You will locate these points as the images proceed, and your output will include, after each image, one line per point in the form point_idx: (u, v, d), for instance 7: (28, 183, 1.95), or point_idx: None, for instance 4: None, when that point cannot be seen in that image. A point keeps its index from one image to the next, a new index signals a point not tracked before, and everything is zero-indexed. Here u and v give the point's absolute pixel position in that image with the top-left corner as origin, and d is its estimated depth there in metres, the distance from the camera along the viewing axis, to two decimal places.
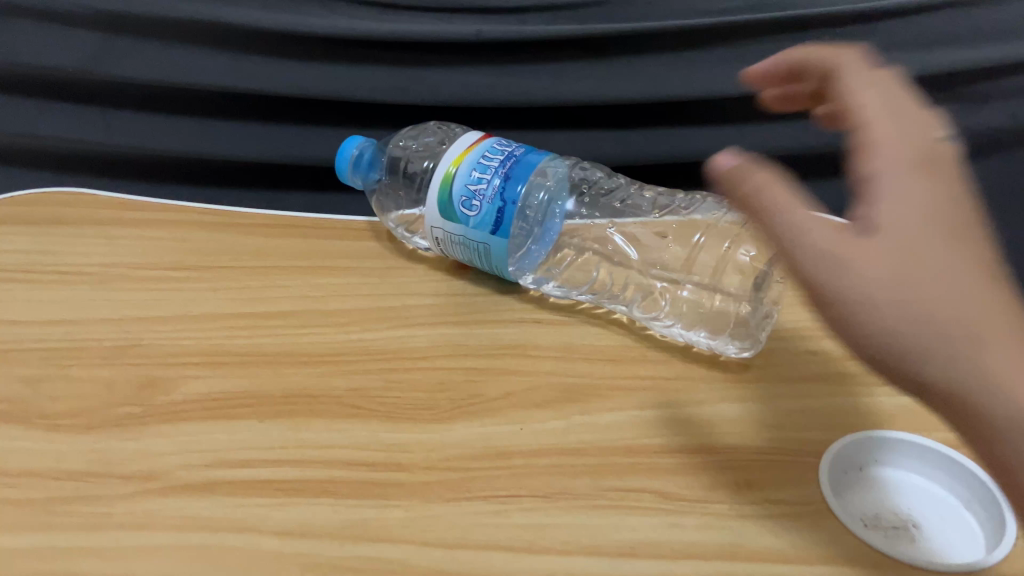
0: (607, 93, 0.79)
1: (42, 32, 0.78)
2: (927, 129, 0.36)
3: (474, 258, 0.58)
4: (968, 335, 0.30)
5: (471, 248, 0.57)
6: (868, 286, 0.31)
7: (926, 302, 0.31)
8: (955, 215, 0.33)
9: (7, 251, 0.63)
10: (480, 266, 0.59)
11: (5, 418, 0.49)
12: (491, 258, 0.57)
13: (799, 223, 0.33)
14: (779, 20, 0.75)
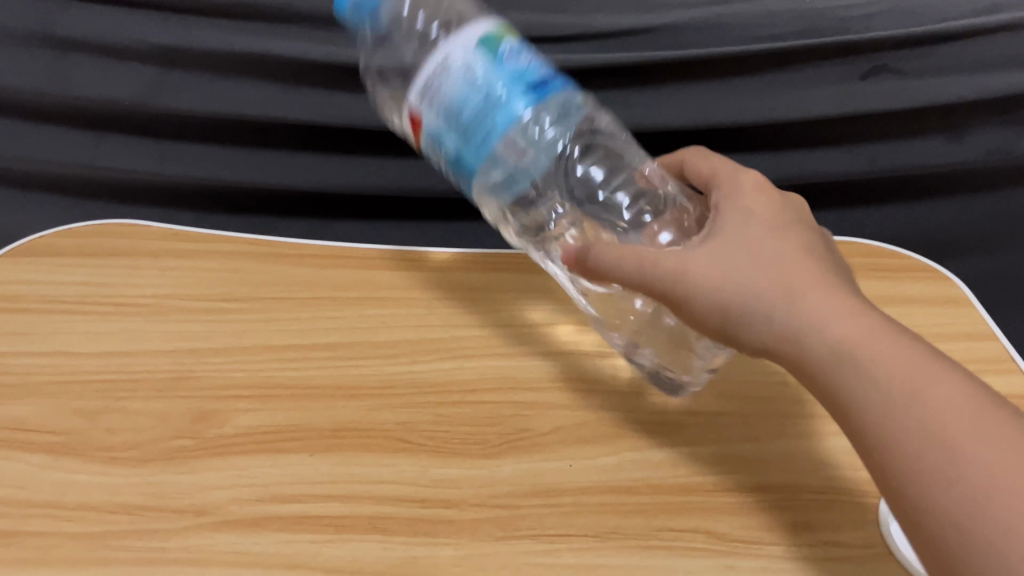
0: (655, 119, 0.78)
1: (99, 67, 0.81)
2: (740, 169, 0.50)
3: (450, 129, 0.47)
4: (782, 291, 0.40)
5: (473, 91, 0.46)
6: (701, 277, 0.42)
7: (748, 278, 0.42)
8: (766, 215, 0.45)
9: (63, 282, 0.64)
10: (452, 128, 0.47)
11: (63, 450, 0.50)
12: (485, 120, 0.45)
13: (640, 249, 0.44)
14: (830, 46, 0.74)
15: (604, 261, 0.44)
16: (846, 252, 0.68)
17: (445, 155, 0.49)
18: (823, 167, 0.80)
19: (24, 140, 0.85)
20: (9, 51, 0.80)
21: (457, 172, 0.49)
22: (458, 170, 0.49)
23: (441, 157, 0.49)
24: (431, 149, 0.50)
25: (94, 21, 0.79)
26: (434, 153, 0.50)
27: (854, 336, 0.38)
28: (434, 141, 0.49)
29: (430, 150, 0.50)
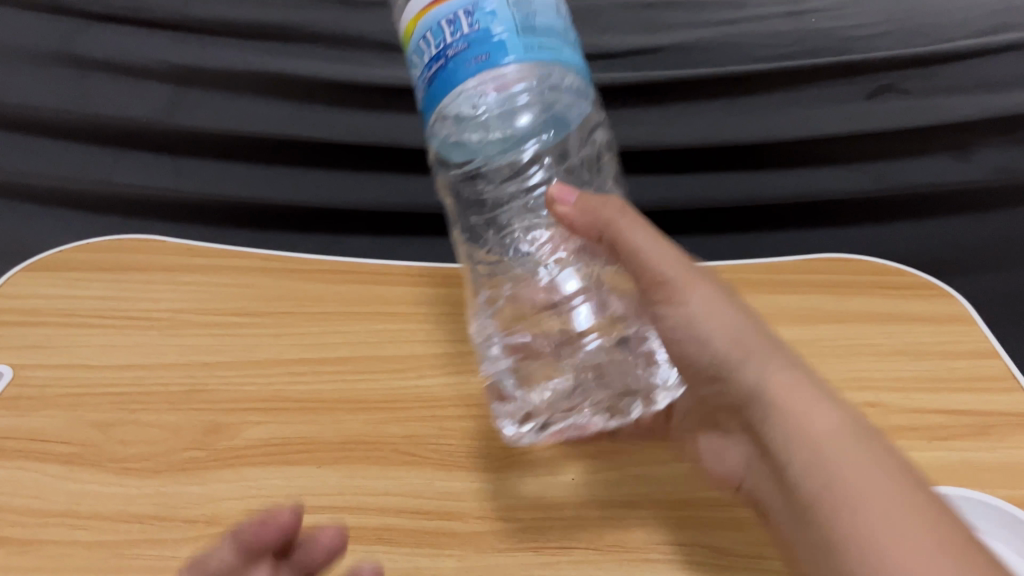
0: (660, 137, 0.78)
1: (118, 86, 0.83)
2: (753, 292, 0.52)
3: (494, 20, 0.44)
4: (793, 357, 0.42)
5: (533, 22, 0.45)
6: (717, 307, 0.44)
7: (763, 332, 0.43)
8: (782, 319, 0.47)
9: (80, 296, 0.65)
10: (493, 32, 0.43)
11: (77, 460, 0.51)
12: (532, 52, 0.44)
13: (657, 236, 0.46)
14: (834, 66, 0.76)
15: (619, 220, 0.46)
16: (849, 270, 0.68)
17: (454, 39, 0.44)
18: (828, 186, 0.80)
19: (41, 157, 0.86)
20: (32, 71, 0.83)
21: (452, 60, 0.44)
22: (459, 57, 0.43)
23: (439, 42, 0.44)
24: (441, 20, 0.44)
25: (115, 43, 0.82)
26: (432, 33, 0.45)
27: (848, 418, 0.38)
28: (457, 18, 0.44)
29: (428, 25, 0.45)
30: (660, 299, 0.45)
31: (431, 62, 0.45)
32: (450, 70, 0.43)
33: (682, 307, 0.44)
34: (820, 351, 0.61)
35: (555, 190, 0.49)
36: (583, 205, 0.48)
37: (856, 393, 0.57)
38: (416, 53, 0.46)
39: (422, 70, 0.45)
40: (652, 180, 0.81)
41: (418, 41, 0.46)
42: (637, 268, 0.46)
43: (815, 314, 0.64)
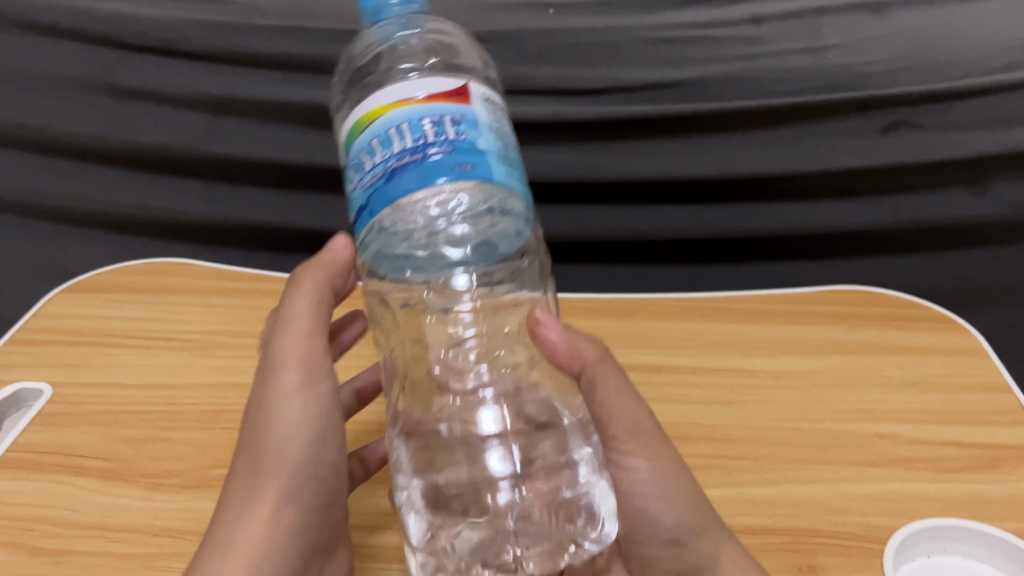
0: (680, 170, 0.81)
1: (157, 115, 0.87)
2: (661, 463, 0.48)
3: (476, 136, 0.41)
4: (721, 546, 0.43)
5: (481, 138, 0.41)
6: (668, 480, 0.43)
7: (702, 517, 0.43)
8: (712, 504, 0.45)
9: (117, 317, 0.68)
10: (429, 142, 0.40)
11: (112, 475, 0.54)
12: (471, 167, 0.40)
13: (631, 401, 0.43)
14: (851, 99, 0.77)
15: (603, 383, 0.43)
16: (864, 302, 0.70)
17: (435, 139, 0.40)
18: (847, 218, 0.82)
19: (81, 183, 0.90)
20: (74, 99, 0.86)
21: (429, 159, 0.39)
22: (441, 159, 0.39)
23: (415, 137, 0.40)
24: (423, 117, 0.40)
25: (152, 74, 0.85)
26: (408, 126, 0.40)
27: None
28: (440, 121, 0.40)
29: (401, 118, 0.41)
30: (611, 441, 0.43)
31: (400, 155, 0.40)
32: (427, 167, 0.39)
33: (625, 457, 0.43)
34: (832, 382, 0.62)
35: (535, 319, 0.46)
36: (570, 338, 0.45)
37: (866, 423, 0.58)
38: (376, 144, 0.41)
39: (381, 163, 0.40)
40: (669, 211, 0.83)
41: (383, 132, 0.41)
42: (596, 410, 0.44)
43: (827, 346, 0.65)
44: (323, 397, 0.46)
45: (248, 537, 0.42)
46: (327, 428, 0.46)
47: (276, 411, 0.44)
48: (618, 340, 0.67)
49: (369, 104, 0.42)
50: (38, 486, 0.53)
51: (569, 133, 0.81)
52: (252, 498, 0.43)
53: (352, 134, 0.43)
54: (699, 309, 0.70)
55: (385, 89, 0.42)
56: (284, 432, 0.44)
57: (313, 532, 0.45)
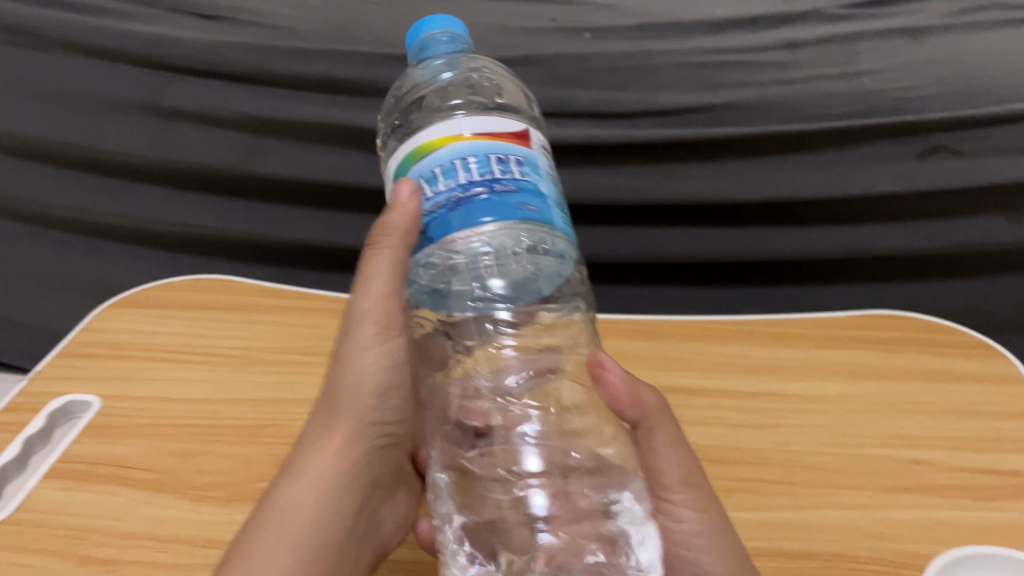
0: (714, 192, 0.81)
1: (199, 134, 0.88)
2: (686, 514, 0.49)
3: (537, 180, 0.44)
4: None
5: (541, 183, 0.44)
6: (719, 528, 0.45)
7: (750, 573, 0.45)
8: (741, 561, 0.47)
9: (162, 332, 0.70)
10: (502, 181, 0.42)
11: (159, 487, 0.55)
12: (537, 208, 0.43)
13: (682, 443, 0.47)
14: (887, 124, 0.77)
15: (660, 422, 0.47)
16: (900, 326, 0.69)
17: (503, 177, 0.42)
18: (881, 242, 0.81)
19: (128, 201, 0.92)
20: (121, 120, 0.89)
21: (498, 195, 0.42)
22: (511, 196, 0.42)
23: (484, 171, 0.42)
24: (490, 153, 0.43)
25: (196, 95, 0.86)
26: (475, 160, 0.43)
27: None
28: (505, 160, 0.43)
29: (468, 152, 0.43)
30: (660, 495, 0.46)
31: (469, 187, 0.42)
32: (498, 202, 0.42)
33: (675, 509, 0.46)
34: (868, 407, 0.62)
35: (598, 361, 0.47)
36: (631, 382, 0.47)
37: (902, 449, 0.58)
38: (439, 173, 0.43)
39: (447, 191, 0.42)
40: (703, 233, 0.84)
41: (449, 161, 0.43)
42: (647, 464, 0.47)
43: (863, 370, 0.65)
44: (396, 350, 0.51)
45: (323, 464, 0.47)
46: (394, 379, 0.51)
47: (354, 360, 0.50)
48: (653, 362, 0.67)
49: (433, 132, 0.43)
50: (88, 497, 0.54)
51: (601, 156, 0.82)
52: (326, 432, 0.48)
53: (408, 157, 0.44)
54: (733, 331, 0.70)
55: (451, 121, 0.44)
56: (355, 379, 0.49)
57: (374, 467, 0.51)
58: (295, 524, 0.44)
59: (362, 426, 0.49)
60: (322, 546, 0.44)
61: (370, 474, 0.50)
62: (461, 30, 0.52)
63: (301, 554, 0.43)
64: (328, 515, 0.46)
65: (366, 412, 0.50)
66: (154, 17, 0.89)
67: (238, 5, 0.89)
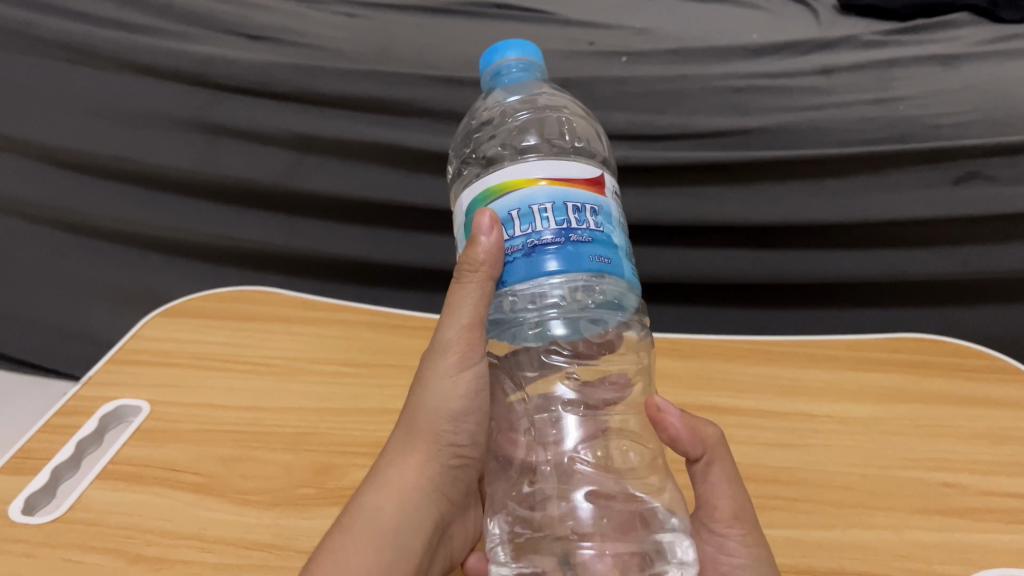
0: (748, 216, 0.83)
1: (246, 151, 0.91)
2: None
3: (611, 230, 0.43)
4: None
5: (614, 231, 0.43)
6: (765, 549, 0.49)
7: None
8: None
9: (207, 341, 0.72)
10: (576, 230, 0.41)
11: (206, 490, 0.57)
12: (610, 260, 0.42)
13: (732, 477, 0.50)
14: (920, 150, 0.78)
15: (712, 456, 0.50)
16: (932, 351, 0.70)
17: (579, 227, 0.41)
18: (913, 266, 0.82)
19: (176, 214, 0.95)
20: (170, 136, 0.92)
21: (573, 246, 0.41)
22: (586, 249, 0.41)
23: (560, 220, 0.41)
24: (567, 201, 0.42)
25: (244, 113, 0.90)
26: (551, 207, 0.42)
27: None
28: (581, 209, 0.42)
29: (545, 198, 0.42)
30: (709, 525, 0.50)
31: (545, 235, 0.41)
32: (573, 254, 0.41)
33: (723, 540, 0.49)
34: (899, 430, 0.62)
35: (655, 405, 0.49)
36: (688, 421, 0.49)
37: (932, 472, 0.59)
38: (513, 218, 0.42)
39: (521, 237, 0.41)
40: (736, 254, 0.86)
41: (524, 205, 0.42)
42: (700, 495, 0.51)
43: (895, 394, 0.66)
44: (474, 378, 0.48)
45: (397, 484, 0.46)
46: (479, 408, 0.49)
47: (433, 387, 0.47)
48: (686, 380, 0.68)
49: (509, 172, 0.42)
50: (136, 498, 0.57)
51: (638, 178, 0.84)
52: (403, 456, 0.47)
53: (480, 196, 0.43)
54: (765, 352, 0.71)
55: (526, 163, 0.42)
56: (438, 406, 0.47)
57: (450, 487, 0.49)
58: (366, 541, 0.42)
59: (438, 452, 0.47)
60: (390, 572, 0.43)
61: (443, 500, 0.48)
62: (535, 55, 0.51)
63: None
64: (399, 539, 0.44)
65: (442, 438, 0.47)
66: (201, 36, 0.88)
67: None
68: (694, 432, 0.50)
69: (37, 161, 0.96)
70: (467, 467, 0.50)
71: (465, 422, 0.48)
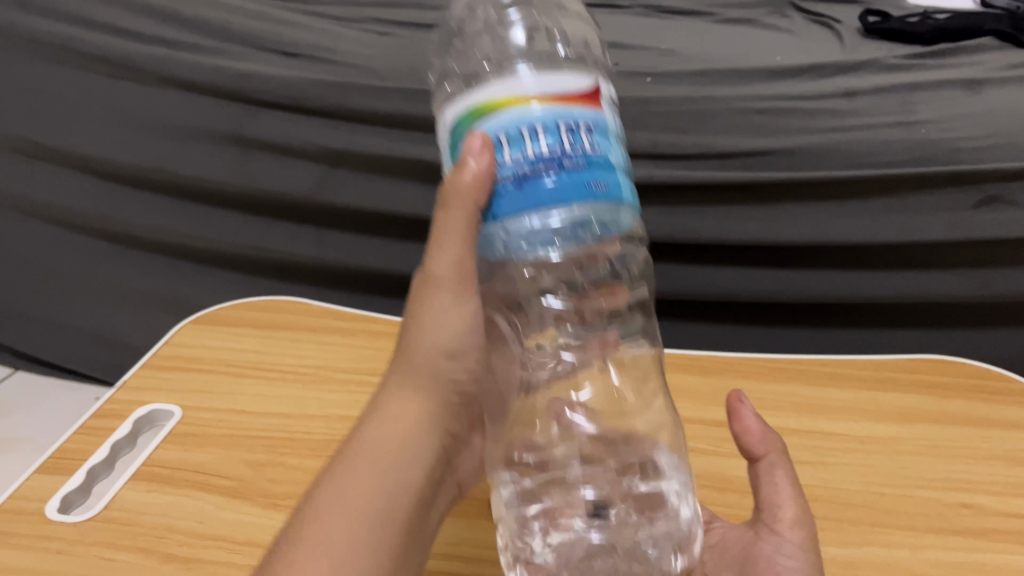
0: (772, 234, 0.83)
1: (276, 163, 0.93)
2: None
3: (606, 147, 0.43)
4: None
5: (611, 153, 0.43)
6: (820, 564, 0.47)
7: None
8: None
9: (238, 348, 0.74)
10: (569, 151, 0.41)
11: (234, 494, 0.59)
12: (605, 181, 0.42)
13: (799, 489, 0.49)
14: (944, 174, 0.77)
15: (781, 460, 0.49)
16: (950, 372, 0.71)
17: (573, 150, 0.41)
18: (933, 287, 0.83)
19: (209, 223, 0.98)
20: (205, 148, 0.94)
21: (567, 172, 0.41)
22: (580, 172, 0.41)
23: (553, 144, 0.41)
24: (559, 121, 0.41)
25: (277, 128, 0.91)
26: (543, 129, 0.41)
27: None
28: (576, 129, 0.42)
29: (537, 119, 0.41)
30: (773, 526, 0.48)
31: (538, 159, 0.41)
32: (567, 179, 0.41)
33: (782, 540, 0.47)
34: (917, 450, 0.63)
35: (737, 395, 0.50)
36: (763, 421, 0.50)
37: (949, 493, 0.59)
38: (503, 143, 0.41)
39: (513, 164, 0.41)
40: (758, 272, 0.87)
41: (516, 128, 0.41)
42: (763, 498, 0.49)
43: (913, 414, 0.66)
44: (469, 314, 0.51)
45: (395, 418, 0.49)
46: (473, 343, 0.52)
47: (430, 323, 0.50)
48: (706, 396, 0.69)
49: (497, 89, 0.42)
50: (168, 499, 0.59)
51: (662, 196, 0.85)
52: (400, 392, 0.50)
53: (468, 117, 0.43)
54: (785, 370, 0.72)
55: (516, 80, 0.42)
56: (433, 340, 0.50)
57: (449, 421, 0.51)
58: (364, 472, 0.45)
59: (436, 388, 0.50)
60: (394, 497, 0.46)
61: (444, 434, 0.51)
62: None
63: (375, 505, 0.45)
64: (400, 468, 0.47)
65: (438, 372, 0.50)
66: (241, 54, 0.91)
67: (315, 42, 0.92)
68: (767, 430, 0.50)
69: (77, 172, 0.99)
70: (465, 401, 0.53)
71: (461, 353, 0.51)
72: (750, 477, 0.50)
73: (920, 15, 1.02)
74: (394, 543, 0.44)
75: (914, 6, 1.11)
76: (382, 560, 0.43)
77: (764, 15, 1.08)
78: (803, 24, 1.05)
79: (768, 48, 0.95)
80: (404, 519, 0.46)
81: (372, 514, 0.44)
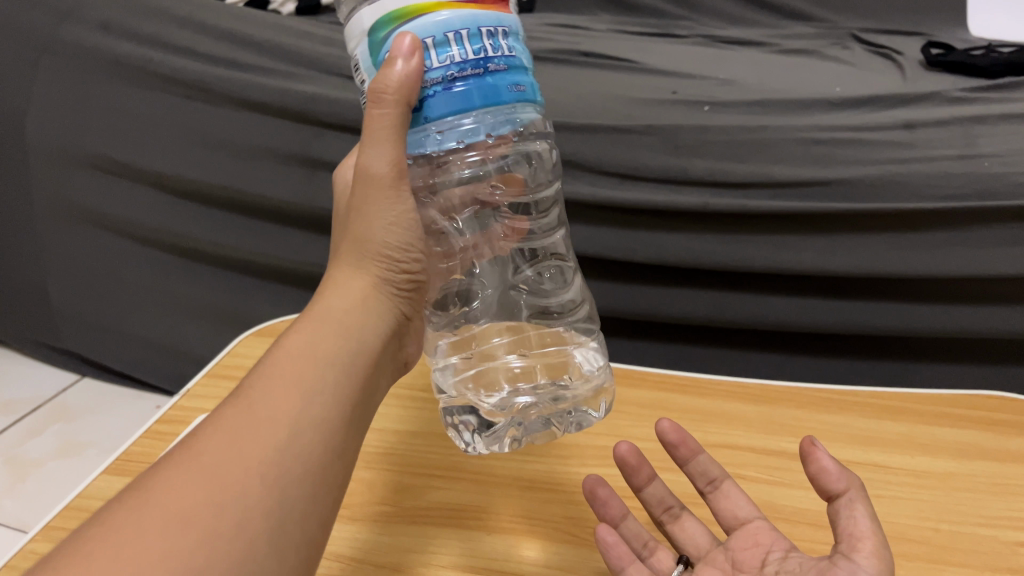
0: (827, 264, 0.83)
1: None
2: None
3: (519, 52, 0.45)
4: None
5: (522, 53, 0.46)
6: None
7: None
8: None
9: None
10: (487, 52, 0.43)
11: None
12: (520, 83, 0.44)
13: (876, 526, 0.44)
14: (1008, 209, 0.76)
15: (855, 497, 0.45)
16: (1010, 409, 0.70)
17: (494, 53, 0.43)
18: (994, 323, 0.82)
19: (275, 240, 1.02)
20: (272, 167, 0.97)
21: (491, 76, 0.43)
22: (502, 74, 0.43)
23: (475, 48, 0.43)
24: (481, 26, 0.43)
25: (341, 150, 0.93)
26: (466, 34, 0.43)
27: None
28: (494, 33, 0.44)
29: (460, 25, 0.43)
30: (848, 556, 0.43)
31: (464, 62, 0.43)
32: (492, 83, 0.43)
33: (857, 567, 0.42)
34: (974, 487, 0.62)
35: (810, 442, 0.47)
36: (840, 463, 0.47)
37: (1006, 531, 0.58)
38: (429, 46, 0.43)
39: (440, 68, 0.43)
40: (812, 303, 0.87)
41: (440, 33, 0.43)
42: (841, 535, 0.45)
43: (970, 450, 0.66)
44: (411, 210, 0.48)
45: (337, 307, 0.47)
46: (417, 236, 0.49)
47: (375, 215, 0.47)
48: (758, 424, 0.69)
49: None
50: None
51: (717, 222, 0.85)
52: (350, 279, 0.48)
53: (391, 21, 0.43)
54: (838, 402, 0.72)
55: None
56: (377, 232, 0.47)
57: (395, 308, 0.49)
58: (298, 363, 0.43)
59: (380, 275, 0.48)
60: (334, 390, 0.43)
61: (390, 321, 0.49)
62: None
63: (328, 379, 0.43)
64: (360, 333, 0.46)
65: (389, 266, 0.48)
66: (309, 77, 0.94)
67: None
68: (841, 471, 0.46)
69: (150, 188, 1.04)
70: (421, 286, 0.51)
71: (405, 242, 0.48)
72: (829, 520, 0.46)
73: (984, 49, 1.01)
74: (338, 433, 0.42)
75: (978, 39, 1.10)
76: (344, 408, 0.43)
77: (824, 46, 1.08)
78: (864, 55, 1.05)
79: (827, 79, 0.95)
80: (358, 385, 0.45)
81: (332, 370, 0.44)
